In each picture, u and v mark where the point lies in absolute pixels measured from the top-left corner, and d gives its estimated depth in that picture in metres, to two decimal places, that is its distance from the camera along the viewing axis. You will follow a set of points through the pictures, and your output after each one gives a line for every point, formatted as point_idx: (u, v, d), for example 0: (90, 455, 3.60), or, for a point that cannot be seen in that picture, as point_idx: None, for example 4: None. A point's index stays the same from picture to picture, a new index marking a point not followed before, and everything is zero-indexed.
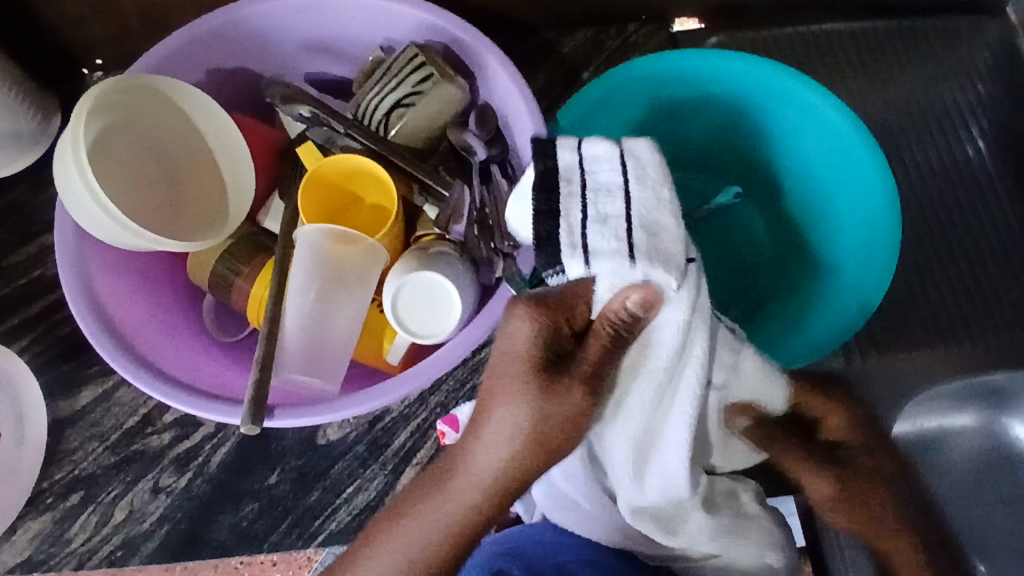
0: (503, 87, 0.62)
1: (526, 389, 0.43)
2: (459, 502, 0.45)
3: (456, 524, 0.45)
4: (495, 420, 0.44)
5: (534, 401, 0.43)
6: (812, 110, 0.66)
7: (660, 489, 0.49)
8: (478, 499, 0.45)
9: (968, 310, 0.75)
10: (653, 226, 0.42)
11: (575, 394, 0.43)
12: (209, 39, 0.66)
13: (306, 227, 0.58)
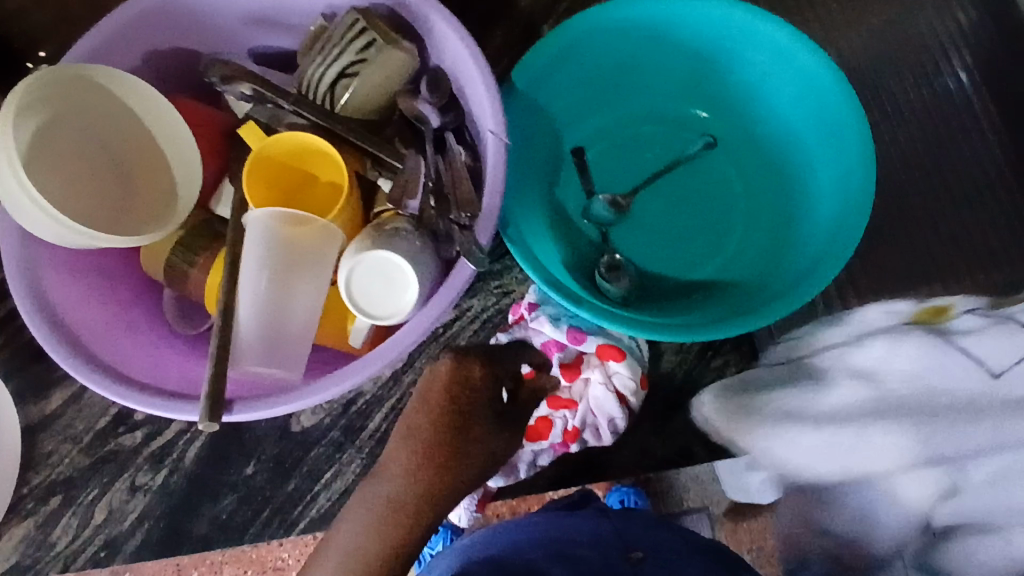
0: (452, 48, 0.59)
1: (436, 411, 0.52)
2: (370, 522, 0.50)
3: (367, 556, 0.49)
4: (401, 438, 0.52)
5: (434, 420, 0.52)
6: (781, 49, 0.62)
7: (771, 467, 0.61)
8: (384, 521, 0.50)
9: None
10: (853, 323, 0.60)
11: (476, 429, 0.53)
12: (143, 20, 0.63)
13: (255, 212, 0.55)
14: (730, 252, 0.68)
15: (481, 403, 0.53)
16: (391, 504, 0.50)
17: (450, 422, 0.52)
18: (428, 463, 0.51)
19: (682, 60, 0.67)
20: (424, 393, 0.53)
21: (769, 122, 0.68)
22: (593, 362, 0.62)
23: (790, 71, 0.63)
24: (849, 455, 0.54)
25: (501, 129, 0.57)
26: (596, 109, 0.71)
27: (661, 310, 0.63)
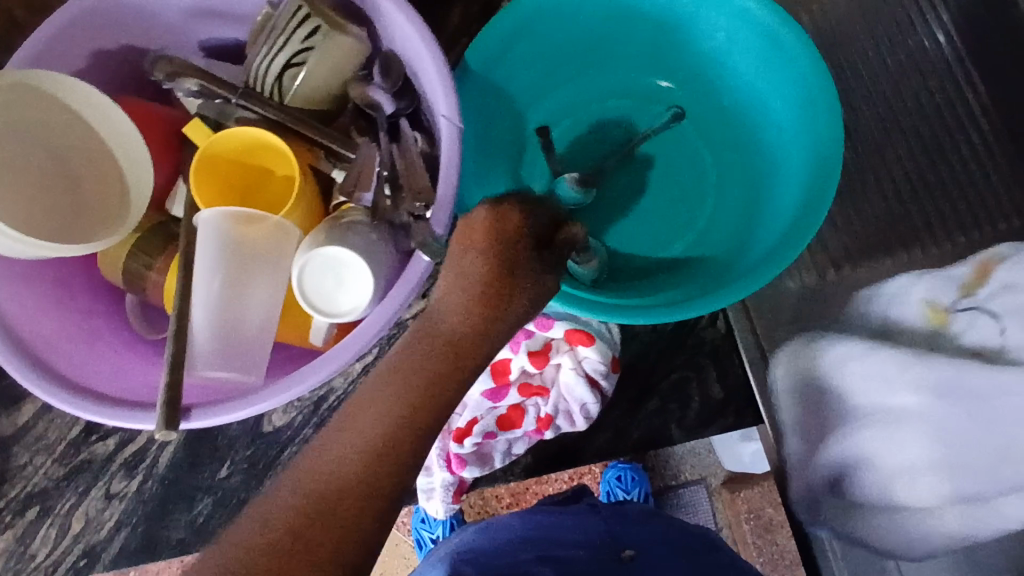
0: (400, 30, 0.57)
1: (485, 247, 0.48)
2: (401, 398, 0.44)
3: (393, 440, 0.44)
4: (456, 270, 0.48)
5: (485, 254, 0.48)
6: (741, 13, 0.59)
7: (882, 432, 0.64)
8: (418, 392, 0.45)
9: None
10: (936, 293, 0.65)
11: (522, 268, 0.48)
12: (87, 18, 0.61)
13: (206, 212, 0.54)
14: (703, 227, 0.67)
15: (528, 243, 0.49)
16: (443, 330, 0.47)
17: (498, 262, 0.48)
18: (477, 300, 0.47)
19: (643, 29, 0.65)
20: (467, 231, 0.49)
21: (736, 90, 0.66)
22: (561, 347, 0.64)
23: (752, 34, 0.60)
24: (870, 393, 0.65)
25: (453, 113, 0.55)
26: (558, 86, 0.69)
27: (630, 288, 0.62)
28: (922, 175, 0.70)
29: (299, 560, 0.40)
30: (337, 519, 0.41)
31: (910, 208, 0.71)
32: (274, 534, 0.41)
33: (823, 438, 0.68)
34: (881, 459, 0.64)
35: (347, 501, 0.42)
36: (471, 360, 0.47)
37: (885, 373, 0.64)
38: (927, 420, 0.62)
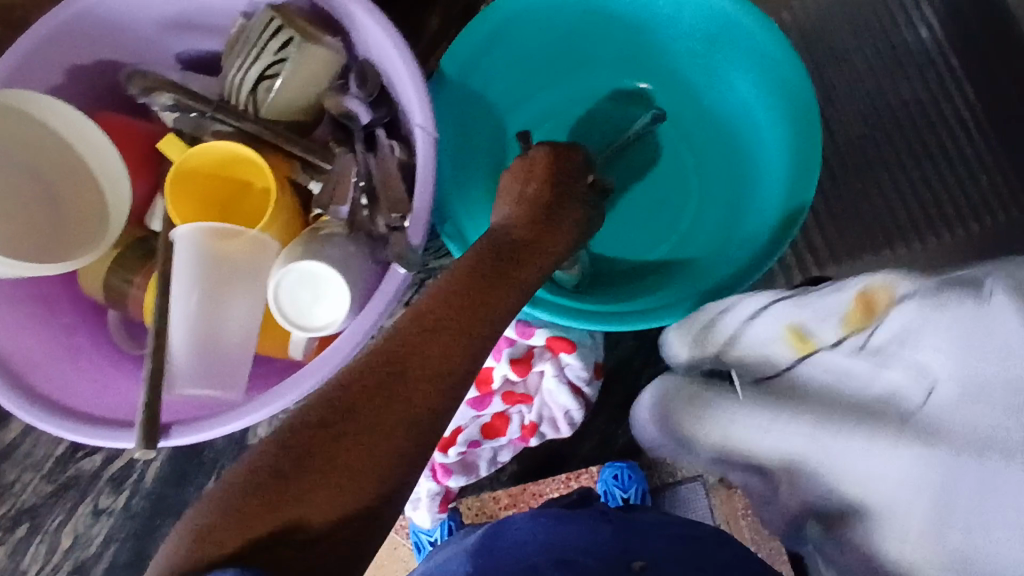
0: (375, 39, 0.57)
1: (540, 176, 0.48)
2: (453, 313, 0.42)
3: (437, 365, 0.41)
4: (509, 200, 0.48)
5: (543, 182, 0.48)
6: (716, 12, 0.60)
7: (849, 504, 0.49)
8: (467, 315, 0.43)
9: None
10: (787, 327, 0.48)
11: (572, 208, 0.48)
12: (63, 34, 0.60)
13: (182, 228, 0.53)
14: (685, 229, 0.66)
15: (579, 186, 0.50)
16: (492, 251, 0.45)
17: (545, 188, 0.48)
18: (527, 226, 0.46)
19: (620, 31, 0.65)
20: (529, 164, 0.49)
21: (714, 90, 0.66)
22: (544, 354, 0.63)
23: (728, 34, 0.60)
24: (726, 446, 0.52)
25: (429, 123, 0.55)
26: (536, 91, 0.68)
27: (612, 295, 0.61)
28: (907, 170, 0.67)
29: (338, 469, 0.40)
30: (371, 411, 0.41)
31: (898, 207, 0.67)
32: (310, 433, 0.40)
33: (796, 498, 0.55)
34: None
35: (384, 402, 0.41)
36: (519, 287, 0.45)
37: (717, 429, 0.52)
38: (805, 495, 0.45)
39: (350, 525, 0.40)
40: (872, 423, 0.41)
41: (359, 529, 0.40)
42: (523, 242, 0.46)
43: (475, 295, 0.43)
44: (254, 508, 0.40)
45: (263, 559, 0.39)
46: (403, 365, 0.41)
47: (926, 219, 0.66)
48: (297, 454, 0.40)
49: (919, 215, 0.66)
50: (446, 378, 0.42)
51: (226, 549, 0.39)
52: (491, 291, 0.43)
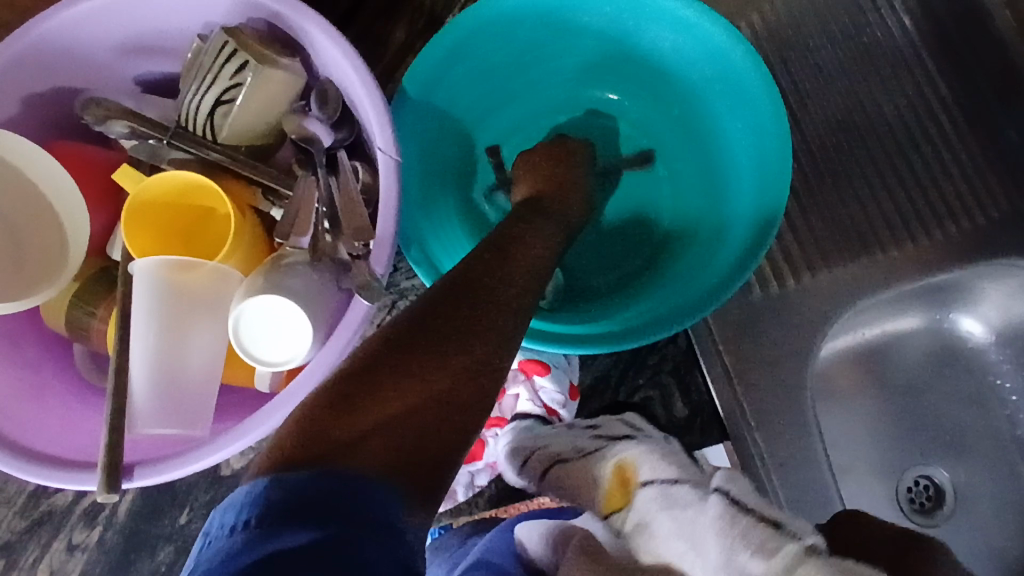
0: (335, 59, 0.55)
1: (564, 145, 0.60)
2: (510, 239, 0.47)
3: (509, 275, 0.44)
4: (531, 168, 0.57)
5: (564, 149, 0.59)
6: (682, 21, 0.58)
7: None
8: (523, 240, 0.47)
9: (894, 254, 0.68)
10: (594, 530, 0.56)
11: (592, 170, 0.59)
12: (16, 64, 0.59)
13: (140, 262, 0.52)
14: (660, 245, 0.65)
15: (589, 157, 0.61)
16: (534, 204, 0.52)
17: (570, 166, 0.58)
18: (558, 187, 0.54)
19: (588, 42, 0.63)
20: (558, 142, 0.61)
21: (687, 101, 0.64)
22: (518, 377, 0.68)
23: (698, 48, 0.59)
24: None
25: (391, 146, 0.53)
26: (504, 104, 0.67)
27: (579, 315, 0.60)
28: (883, 172, 0.65)
29: (420, 368, 0.39)
30: (453, 320, 0.41)
31: (876, 212, 0.65)
32: (386, 345, 0.40)
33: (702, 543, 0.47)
34: None
35: (464, 307, 0.42)
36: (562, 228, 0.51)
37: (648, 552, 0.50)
38: None
39: (444, 422, 0.38)
40: None
41: (455, 431, 0.39)
42: (553, 197, 0.53)
43: (523, 232, 0.48)
44: (345, 405, 0.37)
45: (359, 454, 0.35)
46: (478, 279, 0.43)
47: (904, 225, 0.63)
48: (384, 357, 0.39)
49: (895, 222, 0.64)
50: (520, 292, 0.44)
51: (319, 446, 0.35)
52: (536, 230, 0.49)
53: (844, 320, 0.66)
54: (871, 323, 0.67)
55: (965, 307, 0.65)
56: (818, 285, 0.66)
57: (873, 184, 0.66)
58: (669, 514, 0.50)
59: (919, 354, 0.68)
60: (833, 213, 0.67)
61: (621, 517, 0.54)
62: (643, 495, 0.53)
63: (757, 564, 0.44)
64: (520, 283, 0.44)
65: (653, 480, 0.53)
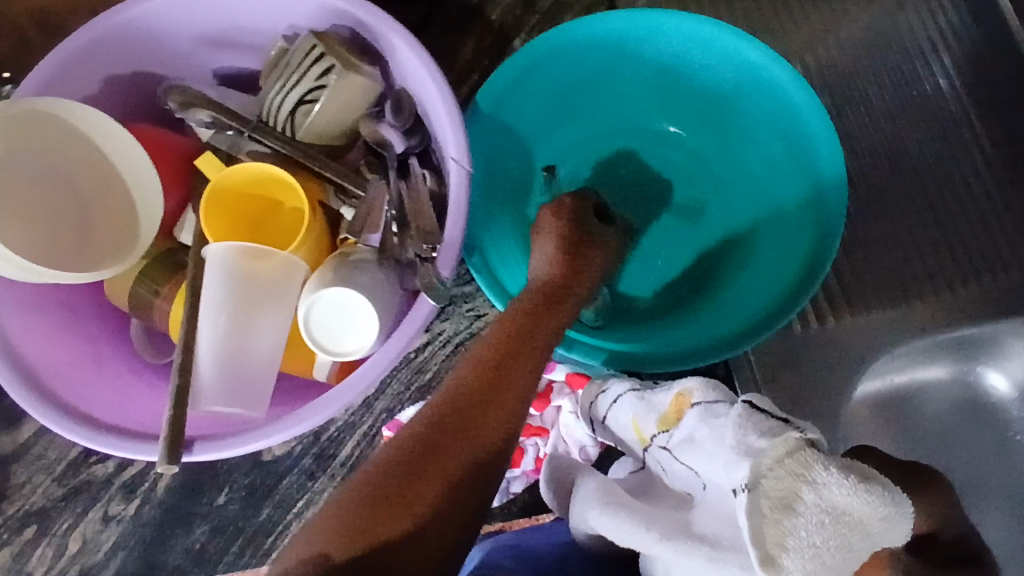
0: (415, 70, 0.58)
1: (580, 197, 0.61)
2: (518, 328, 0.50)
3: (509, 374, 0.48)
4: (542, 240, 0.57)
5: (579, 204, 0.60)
6: (747, 62, 0.61)
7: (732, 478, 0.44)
8: (528, 327, 0.50)
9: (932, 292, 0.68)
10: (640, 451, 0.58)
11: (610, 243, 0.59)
12: (102, 46, 0.62)
13: (216, 246, 0.55)
14: (707, 275, 0.67)
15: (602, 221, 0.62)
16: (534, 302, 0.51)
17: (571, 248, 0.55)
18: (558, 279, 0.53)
19: (652, 75, 0.66)
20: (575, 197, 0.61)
21: (744, 137, 0.67)
22: (563, 390, 0.68)
23: (762, 88, 0.62)
24: (705, 508, 0.47)
25: (463, 157, 0.56)
26: (565, 127, 0.69)
27: (626, 334, 0.63)
28: (929, 220, 0.68)
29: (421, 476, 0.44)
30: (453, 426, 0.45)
31: (927, 259, 0.67)
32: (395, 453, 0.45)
33: (729, 435, 0.47)
34: (760, 479, 0.42)
35: (467, 417, 0.46)
36: (552, 332, 0.51)
37: (681, 465, 0.51)
38: (716, 512, 0.46)
39: (405, 562, 0.41)
40: (710, 514, 0.46)
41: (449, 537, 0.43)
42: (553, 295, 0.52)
43: (535, 324, 0.50)
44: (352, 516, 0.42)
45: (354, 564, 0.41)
46: (481, 391, 0.47)
47: (947, 275, 0.65)
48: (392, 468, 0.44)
49: (946, 264, 0.66)
50: (512, 408, 0.47)
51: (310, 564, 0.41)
52: (525, 344, 0.49)
53: (884, 361, 0.69)
54: (896, 371, 0.69)
55: (995, 362, 0.66)
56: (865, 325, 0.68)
57: (918, 234, 0.68)
58: (706, 425, 0.50)
59: (942, 403, 0.69)
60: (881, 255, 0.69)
61: (662, 438, 0.54)
62: (688, 418, 0.52)
63: (763, 441, 0.44)
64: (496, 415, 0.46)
65: (701, 402, 0.52)
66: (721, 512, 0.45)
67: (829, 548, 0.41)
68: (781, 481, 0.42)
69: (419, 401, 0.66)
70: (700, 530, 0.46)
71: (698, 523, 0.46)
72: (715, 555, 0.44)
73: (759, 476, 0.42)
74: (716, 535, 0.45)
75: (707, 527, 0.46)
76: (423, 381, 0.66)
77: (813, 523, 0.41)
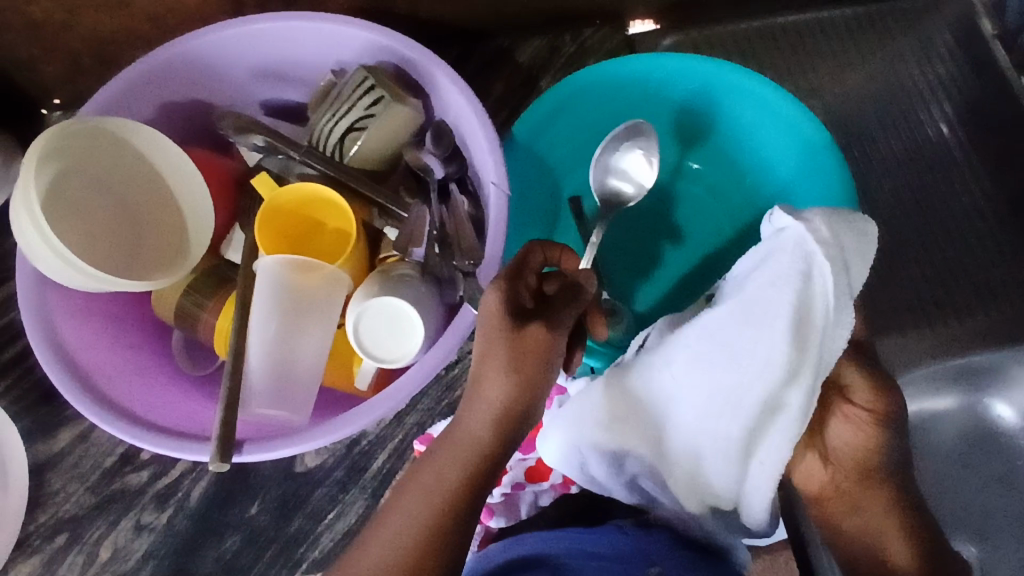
0: (456, 103, 0.62)
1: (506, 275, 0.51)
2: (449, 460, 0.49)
3: (438, 495, 0.48)
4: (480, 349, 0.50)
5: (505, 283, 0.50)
6: (767, 105, 0.67)
7: (783, 234, 0.52)
8: (458, 459, 0.49)
9: (945, 324, 0.72)
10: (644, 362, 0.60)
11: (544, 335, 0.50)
12: (159, 75, 0.66)
13: (267, 258, 0.58)
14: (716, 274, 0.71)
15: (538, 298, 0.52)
16: (467, 456, 0.49)
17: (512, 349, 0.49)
18: (496, 428, 0.50)
19: (671, 113, 0.72)
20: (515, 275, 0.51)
21: (755, 172, 0.71)
22: None
23: (780, 126, 0.68)
24: (746, 298, 0.53)
25: (503, 181, 0.60)
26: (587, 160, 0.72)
27: None
28: (935, 259, 0.74)
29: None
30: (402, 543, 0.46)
31: (936, 290, 0.73)
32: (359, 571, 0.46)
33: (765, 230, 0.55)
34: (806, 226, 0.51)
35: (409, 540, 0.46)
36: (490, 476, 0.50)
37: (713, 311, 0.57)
38: (758, 291, 0.52)
39: None
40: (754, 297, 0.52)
41: None
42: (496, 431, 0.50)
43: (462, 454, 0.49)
44: None
45: None
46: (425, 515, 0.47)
47: (955, 305, 0.72)
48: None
49: (957, 299, 0.73)
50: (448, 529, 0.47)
51: None
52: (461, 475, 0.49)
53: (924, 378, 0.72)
54: (912, 400, 0.72)
55: (999, 392, 0.72)
56: (880, 353, 0.71)
57: (928, 273, 0.74)
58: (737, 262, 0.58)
59: (953, 432, 0.73)
60: (890, 286, 0.74)
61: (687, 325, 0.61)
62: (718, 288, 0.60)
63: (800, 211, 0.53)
64: (424, 573, 0.46)
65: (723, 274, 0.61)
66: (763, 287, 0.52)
67: (850, 258, 0.51)
68: (825, 218, 0.51)
69: (449, 416, 0.68)
70: (747, 304, 0.53)
71: (741, 311, 0.53)
72: (769, 287, 0.51)
73: (805, 219, 0.52)
74: (779, 285, 0.51)
75: (754, 306, 0.52)
76: (452, 397, 0.69)
77: (846, 232, 0.51)
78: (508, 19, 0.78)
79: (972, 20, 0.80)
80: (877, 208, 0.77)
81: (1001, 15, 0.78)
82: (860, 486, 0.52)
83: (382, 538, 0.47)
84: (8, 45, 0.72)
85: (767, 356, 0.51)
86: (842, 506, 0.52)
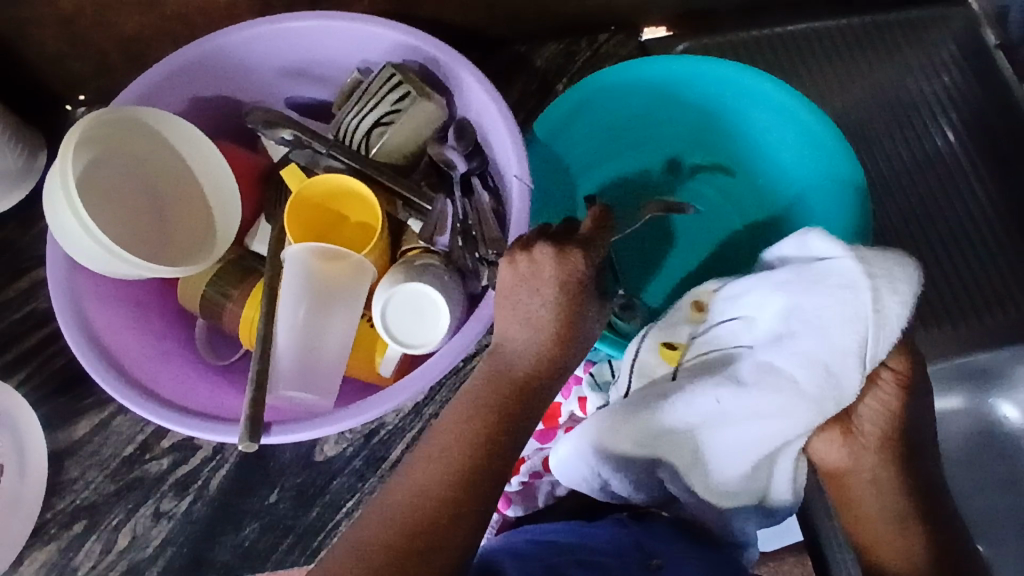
0: (479, 100, 0.64)
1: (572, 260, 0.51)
2: (493, 391, 0.50)
3: (484, 418, 0.49)
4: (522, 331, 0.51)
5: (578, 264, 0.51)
6: (779, 108, 0.70)
7: (834, 277, 0.50)
8: (501, 393, 0.50)
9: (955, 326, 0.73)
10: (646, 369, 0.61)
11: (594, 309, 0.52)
12: (189, 70, 0.67)
13: (294, 247, 0.59)
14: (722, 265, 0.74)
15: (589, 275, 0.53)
16: (507, 390, 0.51)
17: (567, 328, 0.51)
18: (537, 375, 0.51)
19: (687, 116, 0.74)
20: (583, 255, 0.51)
21: (766, 173, 0.74)
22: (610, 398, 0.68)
23: (792, 129, 0.70)
24: (789, 334, 0.52)
25: (525, 174, 0.61)
26: (604, 159, 0.75)
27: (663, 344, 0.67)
28: (943, 262, 0.76)
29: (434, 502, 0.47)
30: (455, 460, 0.48)
31: (944, 292, 0.75)
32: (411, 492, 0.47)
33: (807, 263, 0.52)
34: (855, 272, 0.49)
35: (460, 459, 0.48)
36: (512, 448, 0.49)
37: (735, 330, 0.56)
38: (803, 330, 0.51)
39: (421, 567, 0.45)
40: (800, 336, 0.51)
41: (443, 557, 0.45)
42: (517, 404, 0.50)
43: (507, 396, 0.50)
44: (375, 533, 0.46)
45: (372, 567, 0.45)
46: (474, 441, 0.49)
47: (961, 304, 0.74)
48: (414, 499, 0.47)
49: (965, 301, 0.74)
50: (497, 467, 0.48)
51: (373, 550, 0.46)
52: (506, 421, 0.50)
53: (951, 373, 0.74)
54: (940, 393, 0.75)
55: (1004, 393, 0.74)
56: None
57: (936, 275, 0.75)
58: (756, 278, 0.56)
59: (959, 433, 0.75)
60: None
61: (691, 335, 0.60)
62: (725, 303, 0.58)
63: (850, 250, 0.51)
64: (473, 491, 0.47)
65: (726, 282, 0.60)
66: (811, 330, 0.51)
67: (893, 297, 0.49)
68: (879, 263, 0.49)
69: None
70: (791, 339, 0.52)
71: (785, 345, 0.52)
72: (818, 333, 0.50)
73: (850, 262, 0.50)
74: (846, 319, 0.49)
75: (802, 345, 0.51)
76: None
77: (903, 299, 0.49)
78: (526, 25, 0.80)
79: (976, 33, 0.83)
80: (887, 213, 0.78)
81: (1003, 26, 0.82)
82: (881, 461, 0.52)
83: (432, 453, 0.49)
84: (39, 40, 0.74)
85: (825, 374, 0.50)
86: (860, 481, 0.53)
